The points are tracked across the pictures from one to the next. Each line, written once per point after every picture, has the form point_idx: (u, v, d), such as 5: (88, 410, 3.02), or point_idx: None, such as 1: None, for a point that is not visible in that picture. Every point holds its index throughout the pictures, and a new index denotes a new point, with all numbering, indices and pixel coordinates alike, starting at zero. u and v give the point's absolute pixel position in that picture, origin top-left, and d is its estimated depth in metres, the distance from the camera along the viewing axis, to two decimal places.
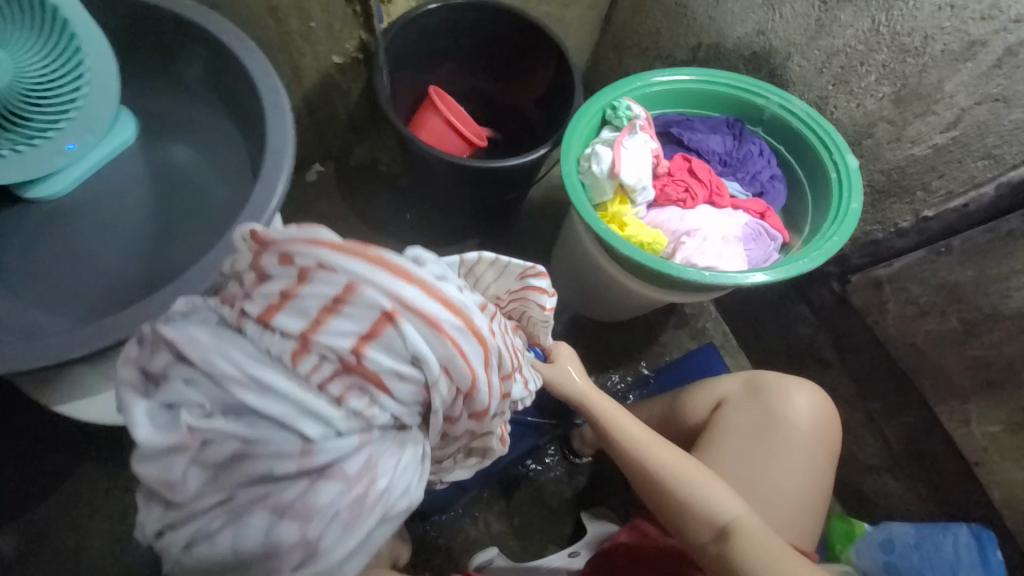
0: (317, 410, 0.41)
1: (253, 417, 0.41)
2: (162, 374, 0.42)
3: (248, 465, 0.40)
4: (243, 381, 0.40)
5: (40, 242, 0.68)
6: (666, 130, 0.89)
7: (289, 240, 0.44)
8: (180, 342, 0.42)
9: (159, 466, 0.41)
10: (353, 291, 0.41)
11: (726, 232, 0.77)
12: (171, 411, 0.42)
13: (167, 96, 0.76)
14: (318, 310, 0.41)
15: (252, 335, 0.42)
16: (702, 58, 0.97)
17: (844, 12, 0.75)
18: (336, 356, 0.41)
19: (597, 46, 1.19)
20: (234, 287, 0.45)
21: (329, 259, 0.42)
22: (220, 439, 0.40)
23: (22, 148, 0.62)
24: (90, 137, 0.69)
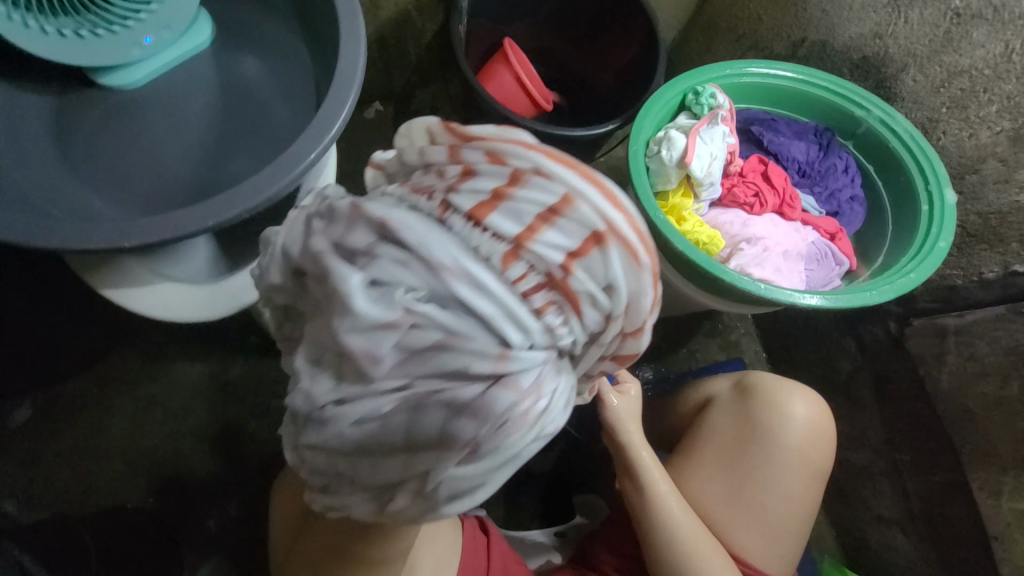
0: (516, 317, 0.36)
1: (459, 308, 0.36)
2: (362, 245, 0.37)
3: (449, 355, 0.36)
4: (461, 272, 0.36)
5: (107, 129, 0.70)
6: (747, 128, 0.83)
7: (499, 142, 0.40)
8: (396, 222, 0.36)
9: (365, 339, 0.36)
10: (570, 202, 0.37)
11: (790, 247, 0.72)
12: (381, 288, 0.37)
13: (249, 7, 0.76)
14: (533, 217, 0.36)
15: (456, 229, 0.37)
16: (803, 55, 0.89)
17: (977, 30, 0.67)
18: (543, 269, 0.37)
19: (689, 25, 1.11)
20: (431, 180, 0.39)
21: (547, 168, 0.38)
22: (423, 327, 0.36)
23: (101, 32, 0.63)
24: (168, 34, 0.68)
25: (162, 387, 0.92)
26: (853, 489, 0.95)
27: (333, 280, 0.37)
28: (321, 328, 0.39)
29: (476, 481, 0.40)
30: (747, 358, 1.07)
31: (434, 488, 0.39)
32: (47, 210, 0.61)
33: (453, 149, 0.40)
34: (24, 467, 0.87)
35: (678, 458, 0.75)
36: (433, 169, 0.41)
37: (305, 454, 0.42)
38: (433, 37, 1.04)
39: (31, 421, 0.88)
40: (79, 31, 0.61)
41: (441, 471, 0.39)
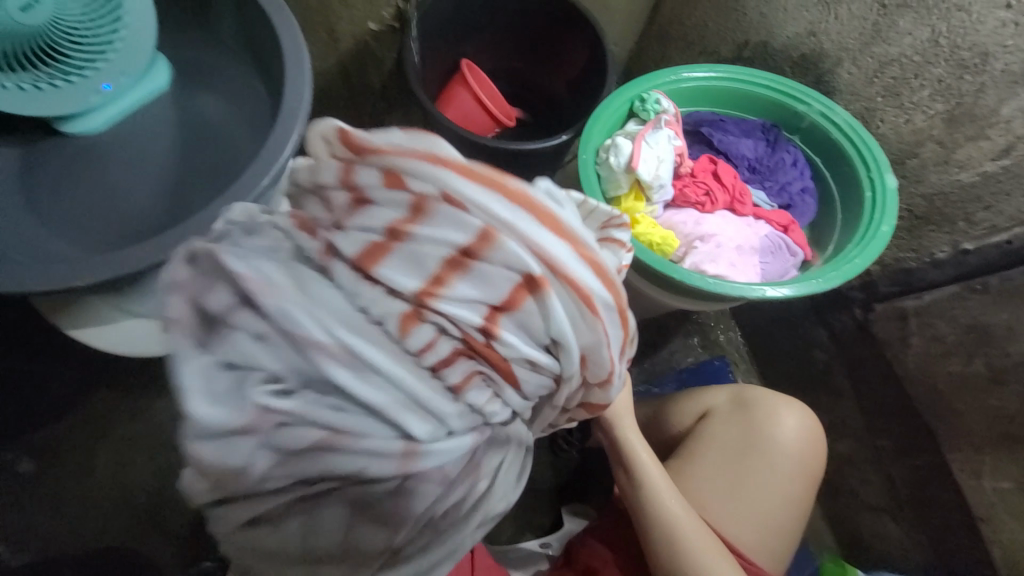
0: (426, 401, 0.34)
1: (355, 407, 0.34)
2: (223, 317, 0.34)
3: (332, 458, 0.33)
4: (334, 351, 0.33)
5: (70, 175, 0.72)
6: (697, 129, 0.86)
7: (398, 158, 0.38)
8: (254, 281, 0.34)
9: (218, 447, 0.33)
10: (491, 242, 0.36)
11: (743, 241, 0.74)
12: (231, 378, 0.33)
13: (204, 50, 0.80)
14: (439, 262, 0.35)
15: (341, 282, 0.34)
16: (748, 56, 0.93)
17: (902, 19, 0.69)
18: (456, 333, 0.35)
19: (647, 33, 1.13)
20: (320, 211, 0.39)
21: (456, 194, 0.37)
22: (301, 430, 0.33)
23: (59, 84, 0.65)
24: (124, 81, 0.71)
25: (145, 425, 0.92)
26: (841, 481, 0.94)
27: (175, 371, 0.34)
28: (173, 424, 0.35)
29: (440, 556, 0.40)
30: (729, 356, 1.06)
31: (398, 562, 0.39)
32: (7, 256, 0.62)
33: (347, 169, 0.39)
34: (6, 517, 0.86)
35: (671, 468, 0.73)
36: (325, 195, 0.40)
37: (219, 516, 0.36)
38: (395, 64, 1.07)
39: (35, 469, 0.88)
40: (37, 84, 0.63)
41: (394, 557, 0.38)
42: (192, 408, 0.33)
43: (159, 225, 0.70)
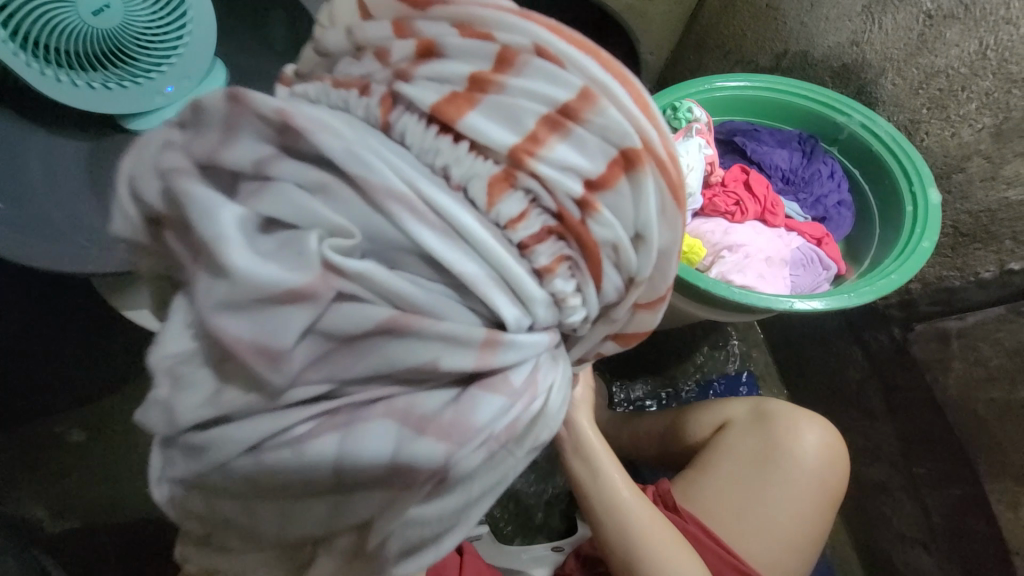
0: (517, 269, 0.33)
1: (427, 268, 0.33)
2: (278, 169, 0.31)
3: (399, 347, 0.33)
4: (424, 211, 0.31)
5: None
6: (730, 139, 0.85)
7: (469, 7, 0.34)
8: (303, 119, 0.31)
9: (255, 325, 0.31)
10: (592, 103, 0.33)
11: (773, 253, 0.73)
12: (281, 237, 0.31)
13: (258, 55, 0.85)
14: (536, 124, 0.33)
15: (409, 132, 0.33)
16: (787, 65, 0.93)
17: (949, 30, 0.67)
18: (551, 207, 0.34)
19: (697, 52, 1.16)
20: (368, 67, 0.35)
21: (550, 47, 0.33)
22: (384, 287, 0.32)
23: (127, 84, 0.71)
24: (188, 84, 0.77)
25: None
26: (872, 508, 0.90)
27: (208, 223, 0.30)
28: (207, 280, 0.31)
29: (445, 515, 0.37)
30: (756, 371, 1.04)
31: (387, 529, 0.37)
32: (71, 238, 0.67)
33: (399, 23, 0.35)
34: (57, 483, 0.92)
35: (685, 478, 0.72)
36: (362, 52, 0.36)
37: (177, 490, 0.38)
38: None
39: (82, 438, 0.94)
40: (108, 83, 0.70)
41: (401, 511, 0.36)
42: (266, 273, 0.30)
43: None
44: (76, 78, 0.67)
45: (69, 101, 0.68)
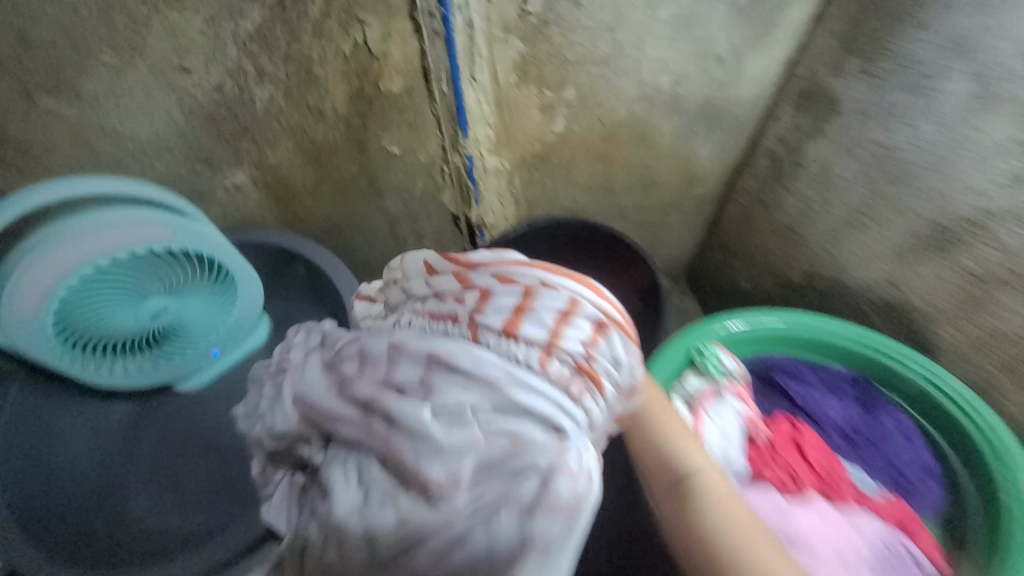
0: (566, 405, 0.44)
1: (525, 416, 0.43)
2: (437, 384, 0.45)
3: (517, 461, 0.42)
4: (515, 381, 0.44)
5: (171, 434, 0.82)
6: (770, 376, 0.79)
7: (502, 267, 0.53)
8: (444, 355, 0.46)
9: (444, 463, 0.42)
10: (577, 305, 0.48)
11: (850, 548, 0.61)
12: (444, 420, 0.43)
13: (298, 306, 0.93)
14: (554, 318, 0.46)
15: (492, 346, 0.46)
16: (820, 287, 0.90)
17: (1005, 294, 0.65)
18: (573, 361, 0.45)
19: (725, 253, 1.16)
20: (453, 307, 0.50)
21: (550, 280, 0.50)
22: (492, 440, 0.43)
23: (175, 360, 0.79)
24: (230, 343, 0.85)
25: None
26: None
27: (408, 417, 0.43)
28: (407, 443, 0.43)
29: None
30: None
31: None
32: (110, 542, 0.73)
33: (463, 279, 0.53)
34: None
35: None
36: (439, 297, 0.53)
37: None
38: None
39: None
40: (157, 363, 0.77)
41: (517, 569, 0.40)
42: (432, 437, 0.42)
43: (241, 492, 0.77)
44: (128, 365, 0.75)
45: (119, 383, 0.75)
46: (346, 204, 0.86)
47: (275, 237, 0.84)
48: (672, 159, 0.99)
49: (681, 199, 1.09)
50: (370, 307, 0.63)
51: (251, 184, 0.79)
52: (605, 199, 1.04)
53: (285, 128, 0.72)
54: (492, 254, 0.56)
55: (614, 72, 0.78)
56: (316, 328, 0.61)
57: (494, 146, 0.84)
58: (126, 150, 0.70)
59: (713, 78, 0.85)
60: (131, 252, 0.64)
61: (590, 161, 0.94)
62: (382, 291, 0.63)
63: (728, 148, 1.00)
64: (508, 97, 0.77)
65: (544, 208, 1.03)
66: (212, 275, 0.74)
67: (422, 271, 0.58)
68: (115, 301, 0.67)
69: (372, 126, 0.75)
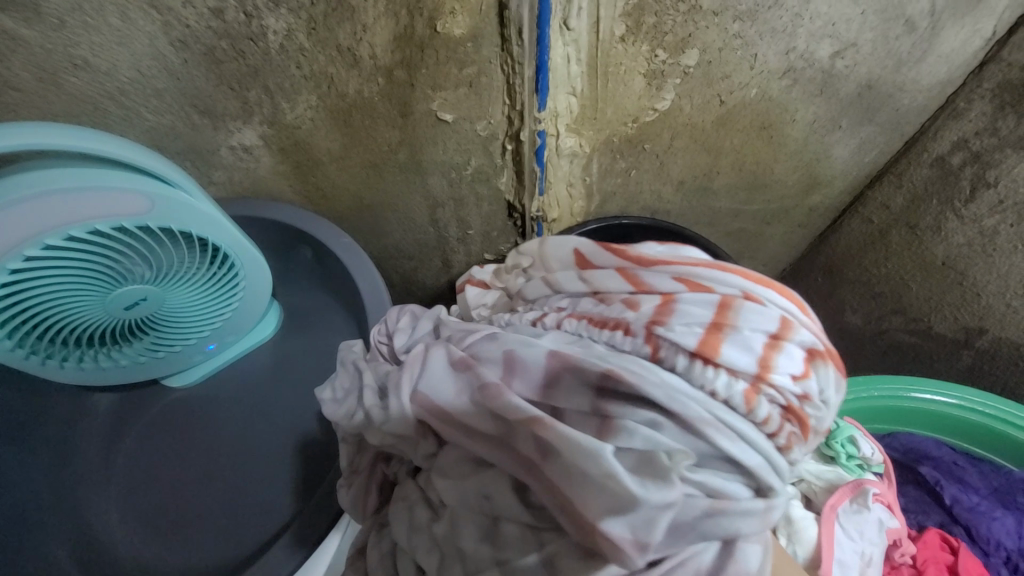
0: (772, 455, 0.35)
1: (723, 463, 0.35)
2: (618, 410, 0.36)
3: (717, 522, 0.33)
4: (719, 423, 0.35)
5: (152, 438, 0.70)
6: (916, 466, 0.65)
7: (688, 265, 0.40)
8: (630, 376, 0.36)
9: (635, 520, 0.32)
10: (791, 327, 0.36)
11: None
12: (637, 453, 0.34)
13: (311, 296, 0.78)
14: (761, 345, 0.36)
15: (680, 369, 0.37)
16: (983, 347, 0.75)
17: None
18: (779, 395, 0.36)
19: (831, 278, 0.93)
20: (622, 315, 0.41)
21: (754, 293, 0.38)
22: (690, 490, 0.34)
23: (162, 354, 0.65)
24: (231, 337, 0.70)
25: None
26: None
27: (590, 457, 0.34)
28: (575, 486, 0.34)
29: None
30: None
31: None
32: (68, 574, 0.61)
33: (635, 278, 0.42)
34: None
35: None
36: (604, 299, 0.43)
37: None
38: None
39: None
40: (140, 357, 0.64)
41: None
42: (626, 480, 0.33)
43: (230, 521, 0.65)
44: (101, 358, 0.62)
45: (90, 377, 0.63)
46: (378, 180, 0.68)
47: (276, 213, 0.69)
48: (796, 158, 0.76)
49: (791, 207, 0.85)
50: (482, 295, 0.56)
51: (263, 146, 0.62)
52: (700, 198, 0.81)
53: (306, 76, 0.54)
54: (664, 249, 0.44)
55: (759, 32, 0.57)
56: (401, 309, 0.56)
57: (574, 123, 0.64)
58: (102, 91, 0.54)
59: (891, 53, 0.63)
60: (94, 229, 0.49)
61: (691, 153, 0.72)
62: (498, 277, 0.56)
63: (872, 150, 0.77)
64: (606, 57, 0.57)
65: (620, 206, 0.82)
66: (207, 260, 0.59)
67: (571, 260, 0.47)
68: (79, 288, 0.52)
69: (419, 83, 0.56)
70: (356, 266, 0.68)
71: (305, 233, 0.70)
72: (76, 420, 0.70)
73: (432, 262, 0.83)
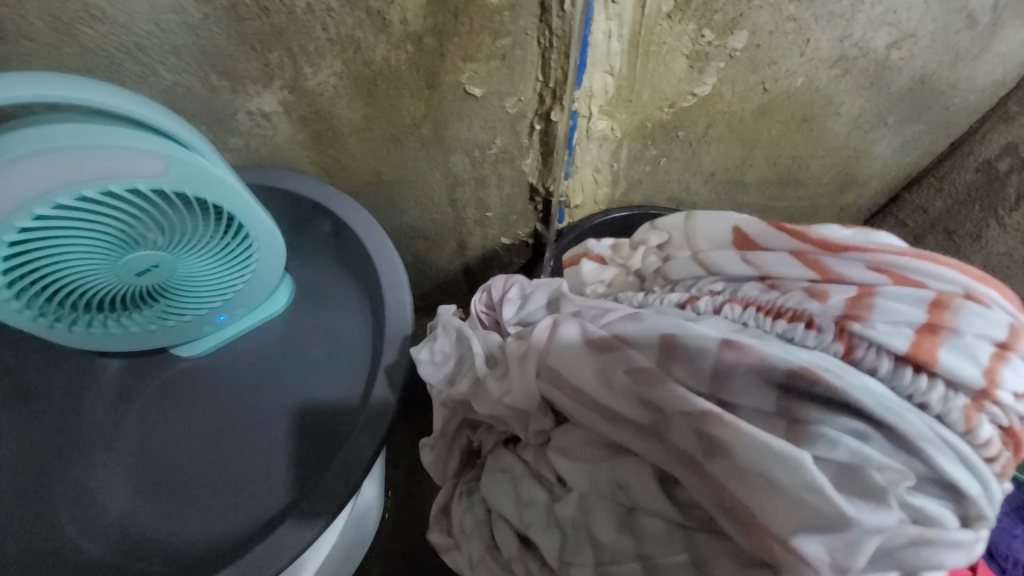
0: (988, 482, 0.35)
1: (934, 487, 0.35)
2: (813, 416, 0.35)
3: (933, 552, 0.33)
4: (940, 440, 0.35)
5: (158, 408, 0.69)
6: None
7: (886, 254, 0.41)
8: (834, 379, 0.35)
9: (845, 545, 0.32)
10: (1019, 337, 0.37)
11: None
12: (840, 465, 0.34)
13: (325, 271, 0.76)
14: (988, 356, 0.36)
15: (883, 372, 0.37)
16: None
17: None
18: (999, 415, 0.36)
19: None
20: (813, 309, 0.40)
21: (976, 294, 0.38)
22: (903, 513, 0.33)
23: (173, 322, 0.64)
24: (242, 309, 0.69)
25: None
26: None
27: (791, 472, 0.33)
28: (777, 502, 0.33)
29: None
30: None
31: None
32: (74, 540, 0.62)
33: (819, 265, 0.42)
34: None
35: None
36: (775, 286, 0.43)
37: None
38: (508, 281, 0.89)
39: None
40: (150, 324, 0.63)
41: None
42: (835, 497, 0.32)
43: (235, 493, 0.64)
44: (110, 324, 0.60)
45: (100, 343, 0.62)
46: (399, 155, 0.66)
47: (292, 183, 0.67)
48: (834, 154, 0.72)
49: (822, 206, 0.81)
50: (599, 271, 0.56)
51: (282, 112, 0.59)
52: (727, 193, 0.77)
53: (333, 40, 0.52)
54: (849, 233, 0.46)
55: (815, 16, 0.54)
56: (509, 278, 0.55)
57: (607, 105, 0.61)
58: (119, 45, 0.51)
59: (949, 47, 0.59)
60: (106, 189, 0.47)
61: (726, 144, 0.69)
62: (617, 254, 0.57)
63: (914, 150, 0.73)
64: (649, 35, 0.54)
65: (644, 196, 0.78)
66: (219, 229, 0.57)
67: (728, 237, 0.47)
68: (88, 252, 0.51)
69: (450, 53, 0.53)
70: (376, 243, 0.67)
71: (321, 206, 0.68)
72: (83, 386, 0.69)
73: (446, 244, 0.81)
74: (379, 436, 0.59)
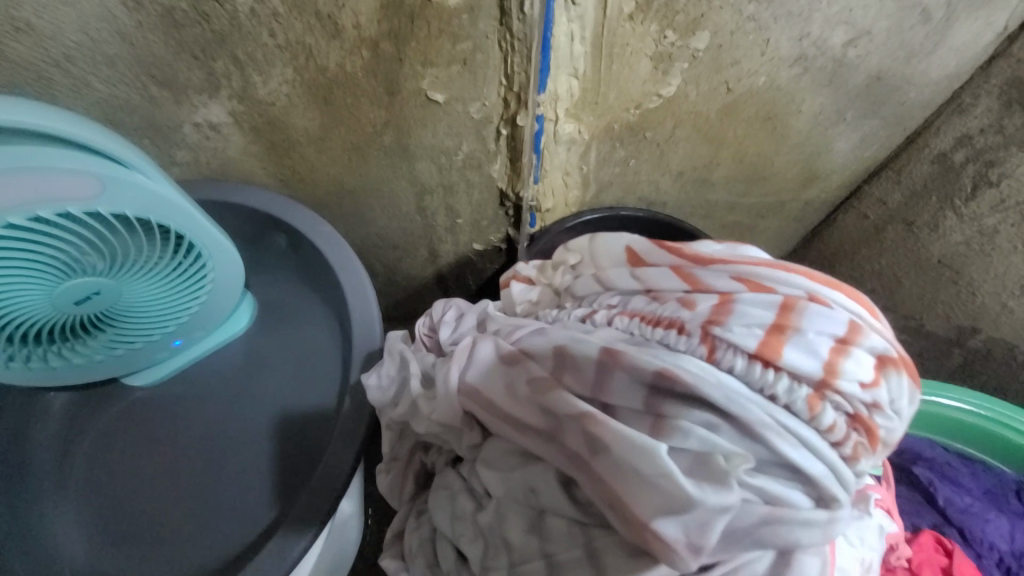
0: (834, 468, 0.35)
1: (782, 471, 0.35)
2: (673, 410, 0.36)
3: (779, 532, 0.33)
4: (781, 430, 0.35)
5: (113, 441, 0.64)
6: (909, 466, 0.69)
7: (746, 264, 0.40)
8: (686, 376, 0.36)
9: (690, 525, 0.33)
10: (860, 331, 0.35)
11: None
12: (692, 455, 0.35)
13: (288, 286, 0.73)
14: (829, 350, 0.35)
15: (737, 370, 0.36)
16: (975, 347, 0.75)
17: None
18: (844, 405, 0.35)
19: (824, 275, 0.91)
20: (675, 313, 0.40)
21: (821, 294, 0.37)
22: (750, 496, 0.34)
23: (122, 352, 0.60)
24: (199, 332, 0.65)
25: None
26: None
27: (650, 460, 0.34)
28: (636, 490, 0.34)
29: None
30: None
31: None
32: None
33: (692, 277, 0.42)
34: None
35: None
36: (657, 297, 0.43)
37: None
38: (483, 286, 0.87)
39: None
40: (97, 356, 0.59)
41: None
42: (683, 480, 0.33)
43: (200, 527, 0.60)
44: (53, 359, 0.56)
45: (41, 378, 0.58)
46: (362, 165, 0.63)
47: (245, 197, 0.64)
48: (798, 151, 0.73)
49: (789, 201, 0.82)
50: (527, 292, 0.53)
51: (232, 123, 0.56)
52: (695, 191, 0.78)
53: (281, 46, 0.49)
54: (721, 246, 0.43)
55: (775, 16, 0.54)
56: (446, 302, 0.56)
57: (573, 108, 0.60)
58: (47, 58, 0.47)
59: (903, 44, 0.61)
60: (36, 214, 0.44)
61: (693, 143, 0.69)
62: (543, 274, 0.54)
63: (873, 144, 0.75)
64: (612, 37, 0.53)
65: (615, 197, 0.78)
66: (167, 249, 0.53)
67: (622, 257, 0.48)
68: (20, 281, 0.46)
69: (409, 58, 0.51)
70: (341, 256, 0.64)
71: (284, 222, 0.66)
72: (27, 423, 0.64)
73: (415, 252, 0.78)
74: (349, 453, 0.57)
